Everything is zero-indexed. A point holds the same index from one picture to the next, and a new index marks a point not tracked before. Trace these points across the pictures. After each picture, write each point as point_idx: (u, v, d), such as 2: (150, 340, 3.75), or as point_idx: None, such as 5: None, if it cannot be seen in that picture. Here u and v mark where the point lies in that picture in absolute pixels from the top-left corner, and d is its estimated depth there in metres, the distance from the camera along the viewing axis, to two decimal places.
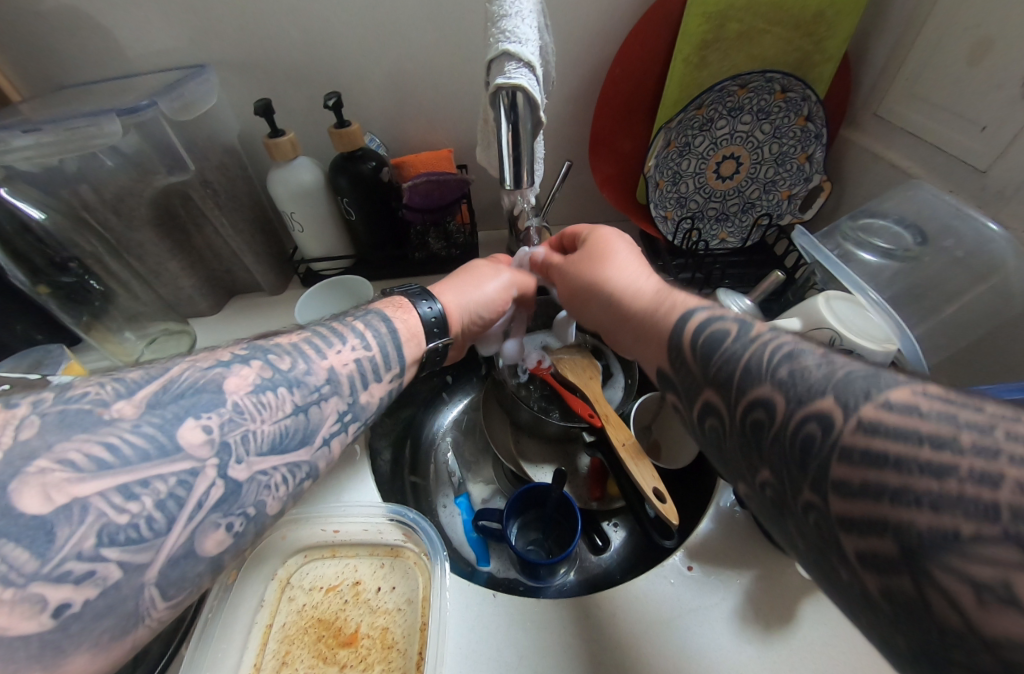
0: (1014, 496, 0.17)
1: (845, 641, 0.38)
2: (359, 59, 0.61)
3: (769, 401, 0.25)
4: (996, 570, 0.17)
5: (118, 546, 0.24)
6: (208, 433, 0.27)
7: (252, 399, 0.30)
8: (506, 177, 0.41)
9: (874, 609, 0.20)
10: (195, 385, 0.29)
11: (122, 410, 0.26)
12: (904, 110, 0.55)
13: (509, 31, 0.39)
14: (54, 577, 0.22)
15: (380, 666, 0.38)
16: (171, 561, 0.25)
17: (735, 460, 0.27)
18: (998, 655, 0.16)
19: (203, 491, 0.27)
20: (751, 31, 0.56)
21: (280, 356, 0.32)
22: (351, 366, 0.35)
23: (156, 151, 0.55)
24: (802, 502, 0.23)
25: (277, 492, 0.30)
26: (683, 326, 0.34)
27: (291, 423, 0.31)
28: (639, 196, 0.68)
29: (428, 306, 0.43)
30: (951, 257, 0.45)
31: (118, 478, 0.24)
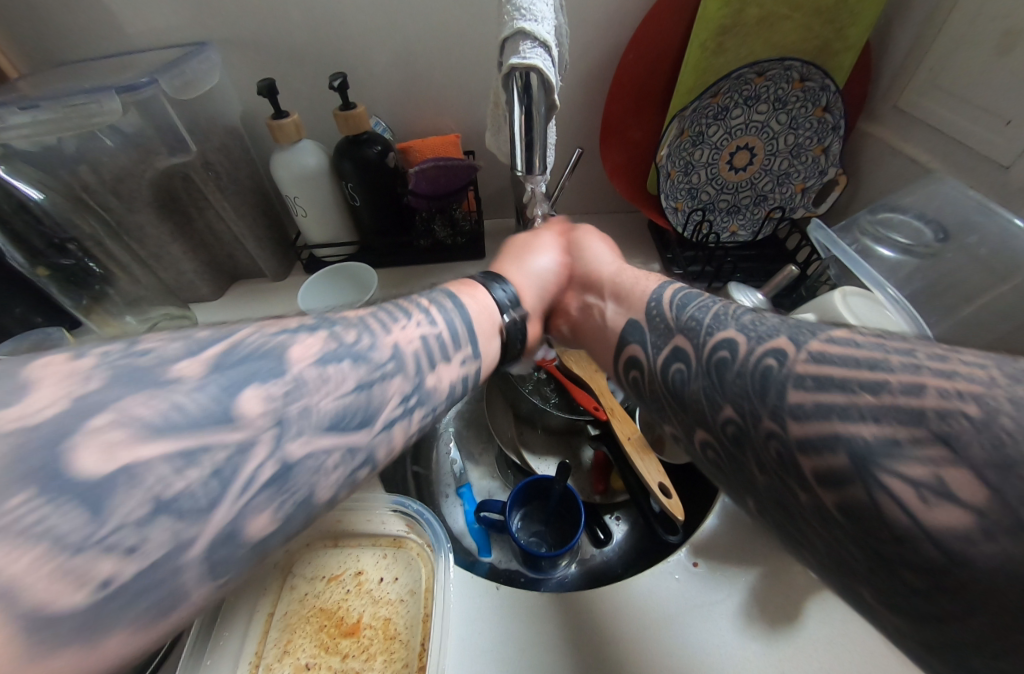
0: (937, 402, 0.18)
1: (851, 640, 0.38)
2: (365, 39, 0.59)
3: (732, 340, 0.27)
4: (928, 467, 0.17)
5: (171, 517, 0.18)
6: (269, 402, 0.22)
7: (315, 369, 0.24)
8: (517, 163, 0.41)
9: (837, 536, 0.19)
10: (261, 349, 0.23)
11: (186, 369, 0.21)
12: (926, 102, 0.54)
13: (524, 9, 0.37)
14: (103, 549, 0.16)
15: (381, 658, 0.38)
16: (218, 544, 0.19)
17: (694, 404, 0.27)
18: (941, 549, 0.16)
19: (255, 467, 0.21)
20: (771, 16, 0.54)
21: (345, 329, 0.28)
22: (417, 343, 0.31)
23: (157, 131, 0.53)
24: (762, 431, 0.23)
25: (334, 477, 0.24)
26: (661, 294, 0.36)
27: (354, 400, 0.26)
28: (650, 186, 0.67)
29: (501, 290, 0.41)
30: (974, 255, 0.44)
31: (177, 441, 0.19)
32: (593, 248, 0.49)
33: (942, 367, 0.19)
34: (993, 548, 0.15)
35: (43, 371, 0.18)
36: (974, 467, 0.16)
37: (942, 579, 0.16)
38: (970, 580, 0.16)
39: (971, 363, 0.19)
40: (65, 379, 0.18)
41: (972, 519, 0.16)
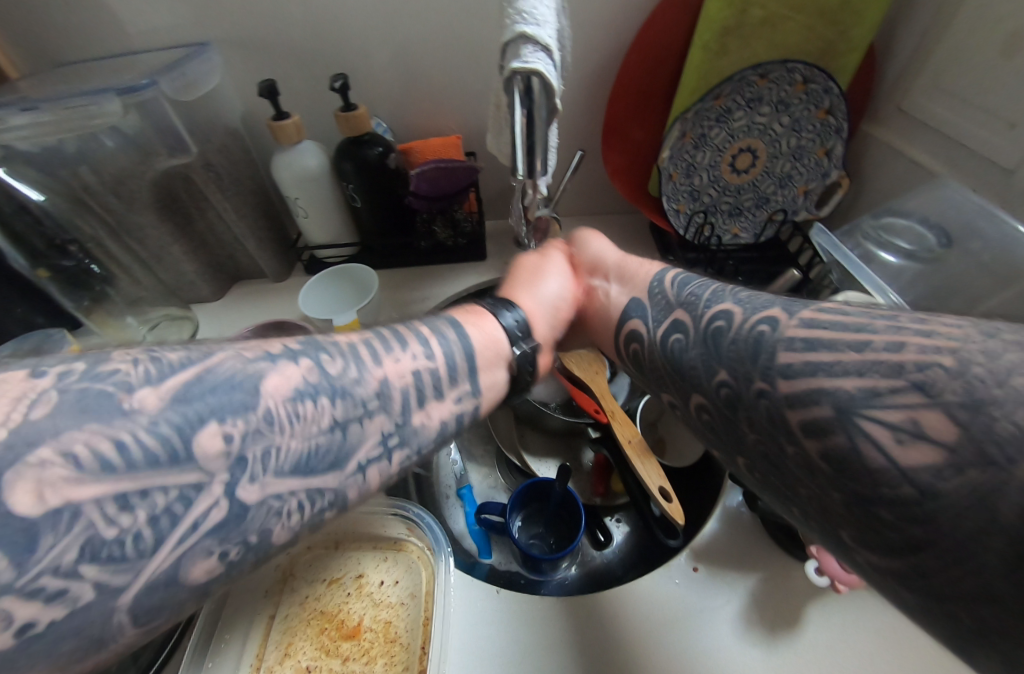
0: (917, 355, 0.20)
1: (851, 644, 0.38)
2: (366, 39, 0.59)
3: (728, 312, 0.28)
4: (905, 412, 0.19)
5: (101, 564, 0.18)
6: (229, 443, 0.21)
7: (288, 407, 0.23)
8: (519, 166, 0.39)
9: (818, 484, 0.21)
10: (230, 380, 0.22)
11: (145, 400, 0.20)
12: (930, 104, 0.53)
13: (526, 12, 0.37)
14: (26, 594, 0.16)
15: (383, 661, 0.38)
16: (150, 587, 0.19)
17: (692, 371, 0.29)
18: (913, 485, 0.18)
19: (202, 512, 0.20)
20: (774, 17, 0.53)
21: (330, 356, 0.27)
22: (408, 378, 0.29)
23: (155, 131, 0.53)
24: (755, 391, 0.24)
25: (289, 522, 0.23)
26: (661, 276, 0.36)
27: (324, 442, 0.25)
28: (652, 187, 0.67)
29: (512, 315, 0.37)
30: (976, 260, 0.44)
31: (116, 486, 0.18)
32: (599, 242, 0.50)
33: (921, 328, 0.21)
34: (964, 479, 0.17)
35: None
36: (948, 409, 0.18)
37: (914, 510, 0.18)
38: (937, 506, 0.17)
39: (950, 324, 0.20)
40: (12, 401, 0.17)
41: (942, 456, 0.17)
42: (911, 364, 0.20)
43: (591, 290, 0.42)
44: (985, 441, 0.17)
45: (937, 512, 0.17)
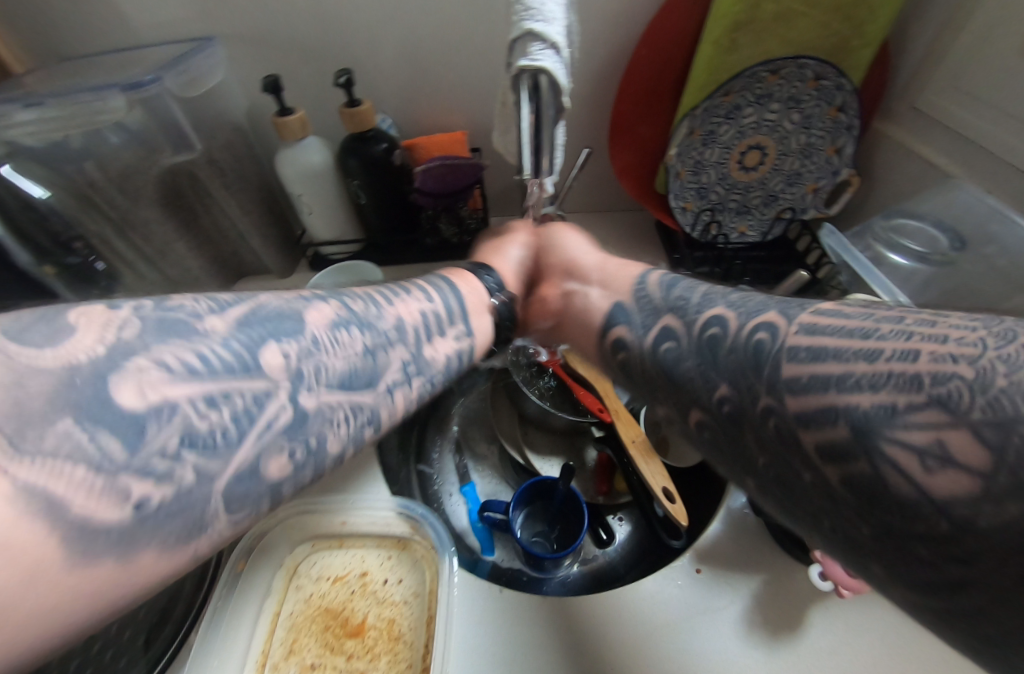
0: (930, 365, 0.17)
1: (855, 649, 0.38)
2: (371, 34, 0.58)
3: (722, 318, 0.26)
4: (929, 432, 0.16)
5: (197, 451, 0.20)
6: (286, 358, 0.24)
7: (329, 334, 0.26)
8: (525, 166, 0.39)
9: (840, 514, 0.18)
10: (279, 313, 0.25)
11: (214, 325, 0.22)
12: (945, 103, 0.52)
13: (535, 9, 0.36)
14: (139, 472, 0.18)
15: (386, 658, 0.39)
16: (238, 477, 0.21)
17: (688, 382, 0.26)
18: (951, 519, 0.15)
19: (272, 414, 0.22)
20: (787, 13, 0.52)
21: (355, 300, 0.30)
22: (417, 318, 0.32)
23: (162, 130, 0.54)
24: (760, 406, 0.22)
25: (341, 431, 0.25)
26: (643, 286, 0.35)
27: (362, 364, 0.27)
28: (658, 185, 0.66)
29: (489, 277, 0.42)
30: (992, 265, 0.43)
31: (202, 386, 0.20)
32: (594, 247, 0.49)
33: (934, 331, 0.18)
34: None
35: (86, 316, 0.19)
36: (977, 427, 0.15)
37: (957, 551, 0.15)
38: (983, 549, 0.14)
39: (962, 326, 0.17)
40: (105, 323, 0.19)
41: (977, 484, 0.15)
42: (929, 376, 0.17)
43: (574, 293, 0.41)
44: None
45: (983, 549, 0.14)
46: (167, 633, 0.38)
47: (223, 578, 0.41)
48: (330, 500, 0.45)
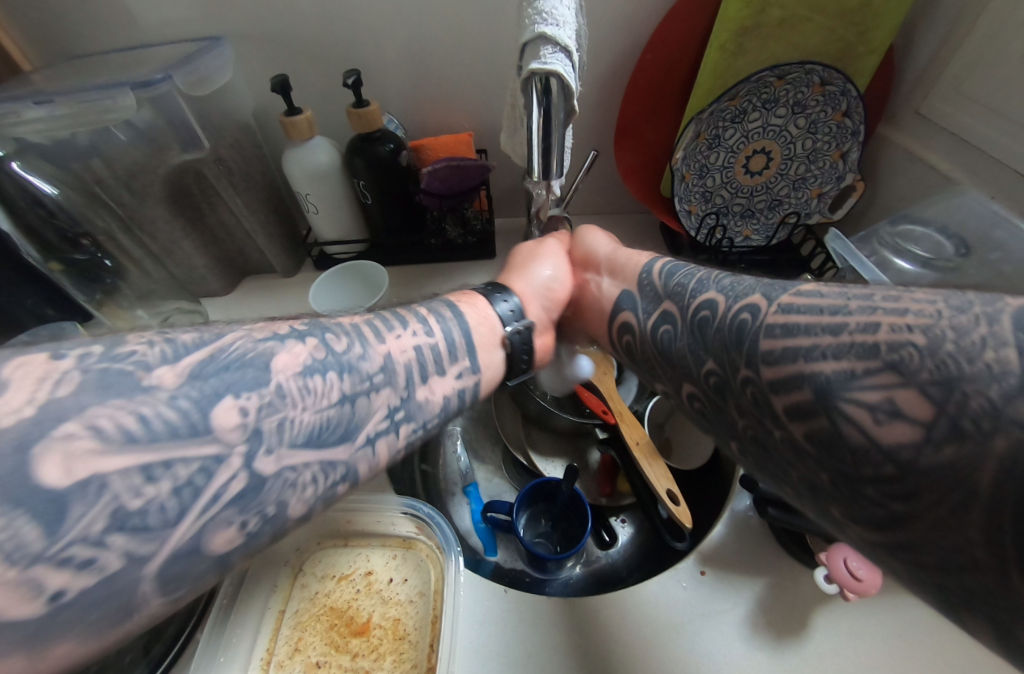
0: (889, 335, 0.20)
1: (857, 653, 0.38)
2: (380, 35, 0.58)
3: (713, 301, 0.29)
4: (882, 392, 0.19)
5: (128, 533, 0.18)
6: (244, 416, 0.22)
7: (298, 381, 0.24)
8: (535, 168, 0.39)
9: (808, 465, 0.22)
10: (242, 359, 0.23)
11: (162, 377, 0.21)
12: (949, 109, 0.53)
13: (546, 13, 0.36)
14: (57, 562, 0.17)
15: (391, 657, 0.39)
16: (175, 558, 0.20)
17: (682, 358, 0.30)
18: (895, 463, 0.19)
19: (222, 483, 0.21)
20: (794, 18, 0.53)
21: (337, 337, 0.28)
22: (410, 355, 0.30)
23: (170, 127, 0.54)
24: (740, 377, 0.25)
25: (305, 494, 0.24)
26: (649, 272, 0.36)
27: (335, 414, 0.26)
28: (663, 189, 0.66)
29: (505, 302, 0.39)
30: (996, 272, 0.43)
31: (140, 456, 0.19)
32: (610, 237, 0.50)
33: (897, 305, 0.21)
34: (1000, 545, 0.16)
35: (21, 368, 0.18)
36: (922, 386, 0.18)
37: (899, 489, 0.19)
38: (919, 485, 0.18)
39: (922, 299, 0.20)
40: (38, 381, 0.18)
41: (919, 433, 0.18)
42: (885, 344, 0.20)
43: (585, 284, 0.43)
44: (959, 417, 0.17)
45: (922, 486, 0.18)
46: (173, 630, 0.39)
47: (230, 575, 0.41)
48: (349, 502, 0.45)
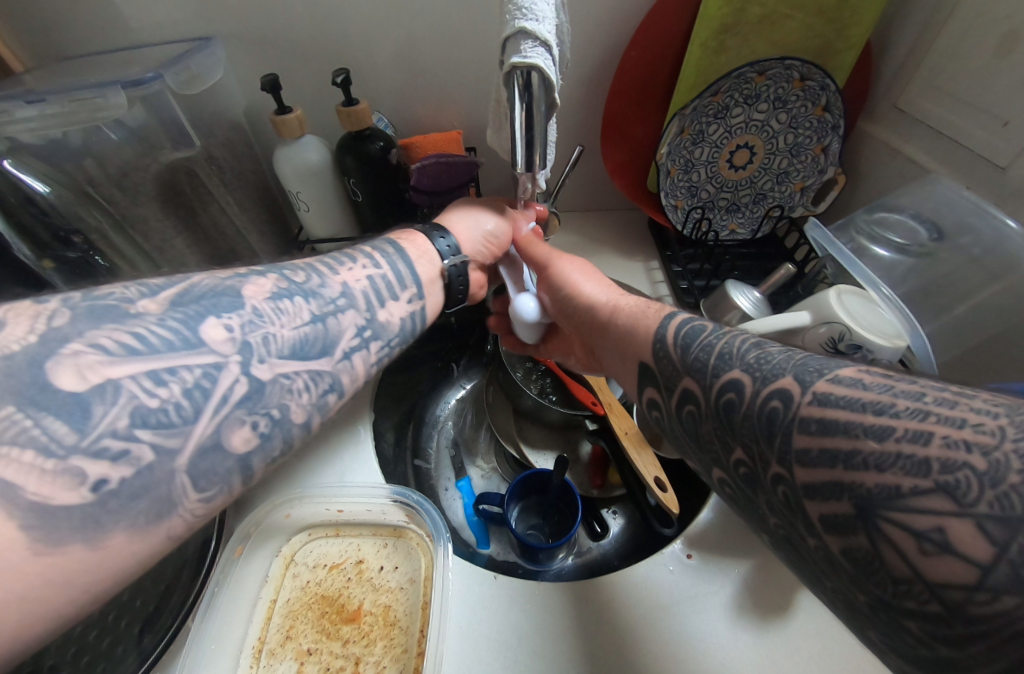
0: (941, 451, 0.19)
1: (841, 634, 0.38)
2: (369, 36, 0.59)
3: (737, 382, 0.26)
4: (933, 519, 0.18)
5: (151, 428, 0.24)
6: (230, 332, 0.28)
7: (269, 304, 0.31)
8: (518, 161, 0.41)
9: (843, 580, 0.21)
10: (215, 292, 0.30)
11: (147, 307, 0.27)
12: (925, 103, 0.54)
13: (526, 8, 0.37)
14: (91, 453, 0.22)
15: (382, 643, 0.39)
16: (200, 451, 0.26)
17: (710, 443, 0.28)
18: (942, 601, 0.18)
19: (227, 385, 0.27)
20: (773, 15, 0.54)
21: (295, 273, 0.34)
22: (363, 283, 0.37)
23: (161, 126, 0.55)
24: (771, 474, 0.24)
25: (300, 398, 0.30)
26: (664, 330, 0.33)
27: (310, 332, 0.32)
28: (649, 184, 0.68)
29: (444, 241, 0.45)
30: (967, 256, 0.44)
31: (149, 364, 0.25)
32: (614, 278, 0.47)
33: (951, 414, 0.19)
34: None
35: (14, 311, 0.24)
36: (978, 521, 0.17)
37: (946, 632, 0.18)
38: (972, 631, 0.17)
39: (982, 412, 0.19)
40: (32, 317, 0.24)
41: (972, 573, 0.17)
42: (937, 463, 0.18)
43: (599, 331, 0.41)
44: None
45: (973, 636, 0.17)
46: (164, 621, 0.39)
47: (221, 561, 0.41)
48: (296, 491, 0.45)
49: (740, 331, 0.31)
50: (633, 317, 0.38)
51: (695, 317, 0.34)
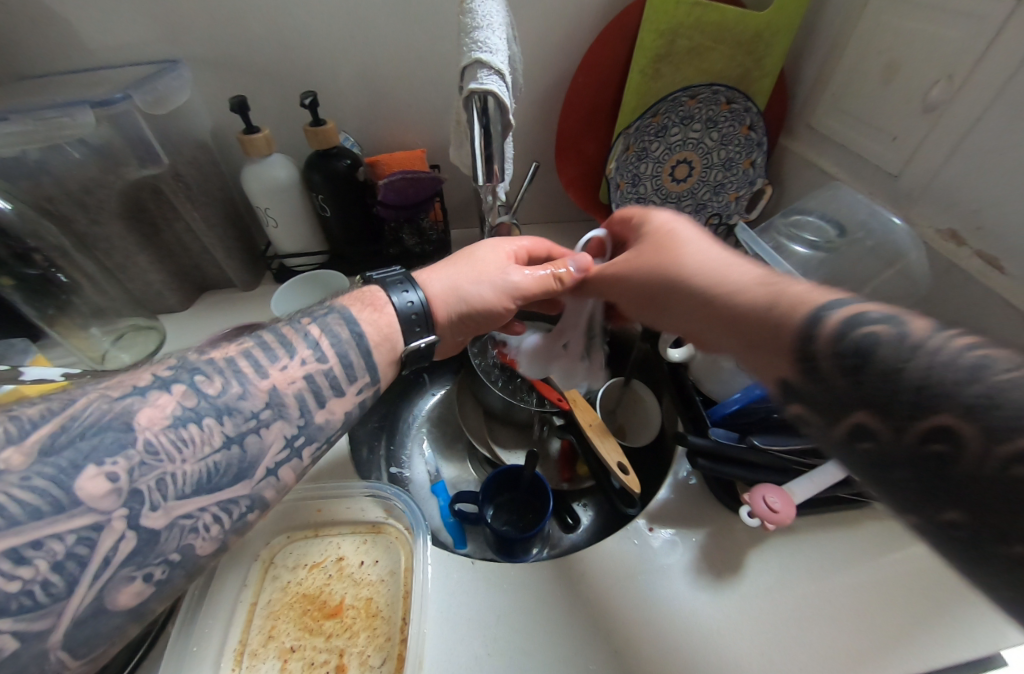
0: None
1: (787, 585, 0.43)
2: (335, 60, 0.63)
3: (955, 431, 0.23)
4: None
5: (13, 616, 0.22)
6: (114, 481, 0.25)
7: (168, 435, 0.28)
8: (478, 175, 0.44)
9: None
10: (98, 424, 0.26)
11: (10, 459, 0.23)
12: (832, 123, 0.63)
13: (481, 41, 0.41)
14: None
15: (365, 634, 0.40)
16: (78, 621, 0.24)
17: (906, 490, 0.25)
18: None
19: (110, 546, 0.25)
20: (699, 48, 0.61)
21: (209, 379, 0.31)
22: (299, 383, 0.33)
23: (128, 143, 0.54)
24: (1011, 551, 0.21)
25: (208, 534, 0.29)
26: (815, 329, 0.29)
27: (221, 459, 0.29)
28: (602, 196, 0.73)
29: (404, 297, 0.41)
30: (865, 248, 0.52)
31: (6, 542, 0.22)
32: (692, 249, 0.40)
33: None
34: None
35: None
36: None
37: None
38: None
39: None
40: None
41: None
42: None
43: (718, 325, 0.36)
44: None
45: None
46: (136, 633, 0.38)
47: (188, 595, 0.40)
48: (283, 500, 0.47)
49: (931, 332, 0.26)
50: (757, 314, 0.33)
51: (861, 308, 0.28)
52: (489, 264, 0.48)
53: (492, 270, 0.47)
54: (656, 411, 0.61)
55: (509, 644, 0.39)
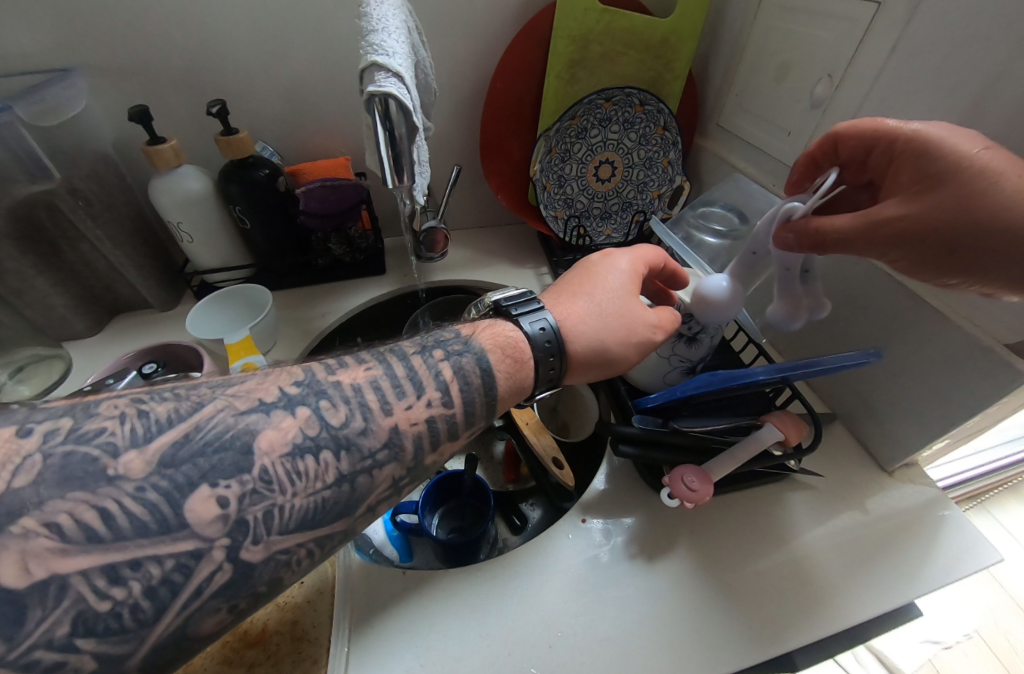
0: None
1: (708, 564, 0.45)
2: (247, 68, 0.61)
3: None
4: None
5: (95, 637, 0.22)
6: (223, 508, 0.26)
7: (285, 464, 0.28)
8: (387, 178, 0.43)
9: None
10: (220, 441, 0.27)
11: (129, 464, 0.25)
12: (738, 121, 0.67)
13: (377, 45, 0.41)
14: (20, 666, 0.21)
15: (289, 659, 0.38)
16: (156, 647, 0.24)
17: None
18: None
19: (204, 576, 0.25)
20: (611, 53, 0.64)
21: (335, 410, 0.31)
22: (419, 426, 0.33)
23: (14, 160, 0.51)
24: None
25: (299, 567, 0.28)
26: None
27: (330, 495, 0.29)
28: (530, 197, 0.74)
29: (535, 327, 0.40)
30: None
31: (110, 556, 0.23)
32: (1002, 177, 0.32)
33: None
34: None
35: None
36: None
37: None
38: None
39: None
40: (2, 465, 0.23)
41: None
42: None
43: None
44: None
45: None
46: None
47: None
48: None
49: None
50: None
51: None
52: (625, 302, 0.44)
53: (629, 307, 0.44)
54: (592, 406, 0.60)
55: (439, 652, 0.39)
